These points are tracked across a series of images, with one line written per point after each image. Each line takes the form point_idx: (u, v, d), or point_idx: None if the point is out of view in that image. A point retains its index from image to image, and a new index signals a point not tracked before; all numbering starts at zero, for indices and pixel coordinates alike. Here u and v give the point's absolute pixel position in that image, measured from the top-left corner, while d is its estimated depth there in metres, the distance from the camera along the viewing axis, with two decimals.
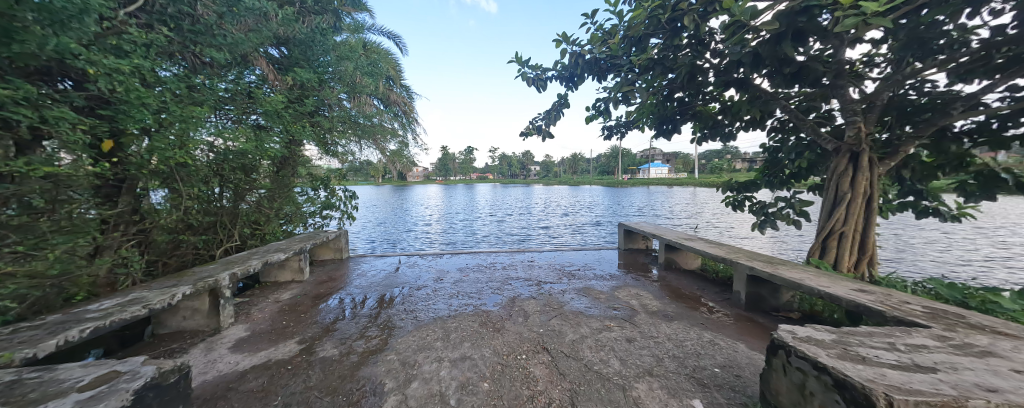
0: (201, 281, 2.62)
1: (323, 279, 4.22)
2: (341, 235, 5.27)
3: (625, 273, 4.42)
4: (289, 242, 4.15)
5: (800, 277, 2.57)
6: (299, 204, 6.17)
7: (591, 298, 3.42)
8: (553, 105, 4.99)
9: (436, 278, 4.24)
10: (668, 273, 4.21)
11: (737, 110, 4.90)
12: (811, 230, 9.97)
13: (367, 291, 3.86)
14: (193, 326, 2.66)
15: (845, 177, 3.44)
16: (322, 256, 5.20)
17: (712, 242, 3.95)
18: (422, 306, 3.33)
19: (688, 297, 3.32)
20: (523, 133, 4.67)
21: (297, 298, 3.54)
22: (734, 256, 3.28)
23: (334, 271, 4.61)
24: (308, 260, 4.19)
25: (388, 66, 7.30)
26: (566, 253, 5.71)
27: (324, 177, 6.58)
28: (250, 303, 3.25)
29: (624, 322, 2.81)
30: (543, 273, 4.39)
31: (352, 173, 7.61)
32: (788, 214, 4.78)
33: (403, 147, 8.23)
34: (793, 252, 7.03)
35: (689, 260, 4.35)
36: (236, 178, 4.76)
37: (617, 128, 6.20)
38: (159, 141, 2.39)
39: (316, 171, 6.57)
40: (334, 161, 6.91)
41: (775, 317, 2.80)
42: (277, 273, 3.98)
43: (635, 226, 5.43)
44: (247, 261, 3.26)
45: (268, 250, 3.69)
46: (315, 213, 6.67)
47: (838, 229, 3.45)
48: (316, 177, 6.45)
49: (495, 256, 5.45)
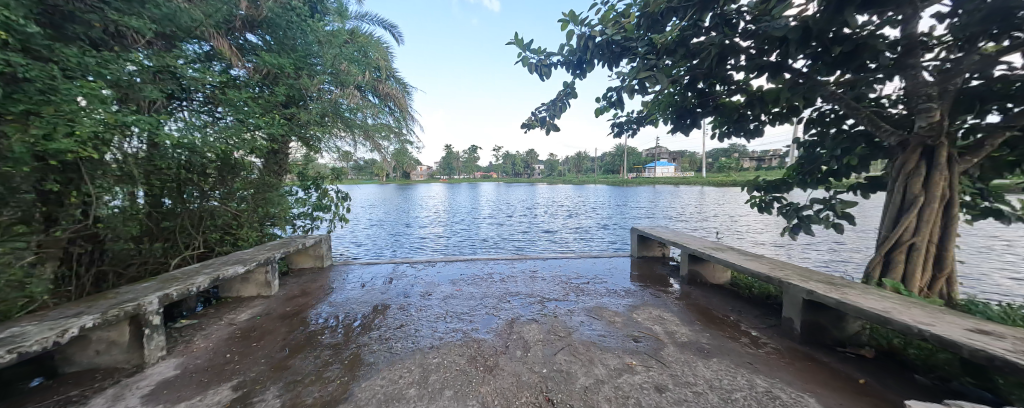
0: (117, 308, 2.09)
1: (294, 293, 3.69)
2: (322, 241, 4.76)
3: (641, 287, 3.83)
4: (254, 252, 3.61)
5: (884, 309, 1.94)
6: (286, 205, 5.68)
7: (605, 322, 2.83)
8: (559, 95, 4.40)
9: (423, 293, 3.69)
10: (692, 289, 3.61)
11: (769, 99, 4.28)
12: (840, 235, 9.22)
13: (341, 309, 3.30)
14: (109, 363, 2.14)
15: (918, 176, 2.80)
16: (300, 265, 4.69)
17: (747, 253, 3.34)
18: (402, 331, 2.77)
19: (722, 323, 2.72)
20: (524, 125, 4.09)
21: (257, 319, 3.00)
22: (780, 274, 2.67)
23: (310, 282, 4.09)
24: (277, 272, 3.68)
25: (380, 57, 6.80)
26: (573, 261, 5.13)
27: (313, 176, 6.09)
28: (195, 328, 2.72)
29: (649, 360, 2.22)
30: (547, 287, 3.81)
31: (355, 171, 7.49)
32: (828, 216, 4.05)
33: (404, 144, 7.77)
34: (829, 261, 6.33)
35: (716, 273, 3.73)
36: (203, 177, 4.25)
37: (630, 122, 5.59)
38: (40, 129, 1.82)
39: (304, 170, 6.06)
40: (337, 160, 6.75)
41: (842, 355, 2.18)
42: (240, 287, 3.49)
43: (650, 232, 4.83)
44: (191, 279, 2.72)
45: (223, 263, 3.15)
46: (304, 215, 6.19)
47: (907, 241, 2.82)
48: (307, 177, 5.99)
49: (494, 265, 4.90)
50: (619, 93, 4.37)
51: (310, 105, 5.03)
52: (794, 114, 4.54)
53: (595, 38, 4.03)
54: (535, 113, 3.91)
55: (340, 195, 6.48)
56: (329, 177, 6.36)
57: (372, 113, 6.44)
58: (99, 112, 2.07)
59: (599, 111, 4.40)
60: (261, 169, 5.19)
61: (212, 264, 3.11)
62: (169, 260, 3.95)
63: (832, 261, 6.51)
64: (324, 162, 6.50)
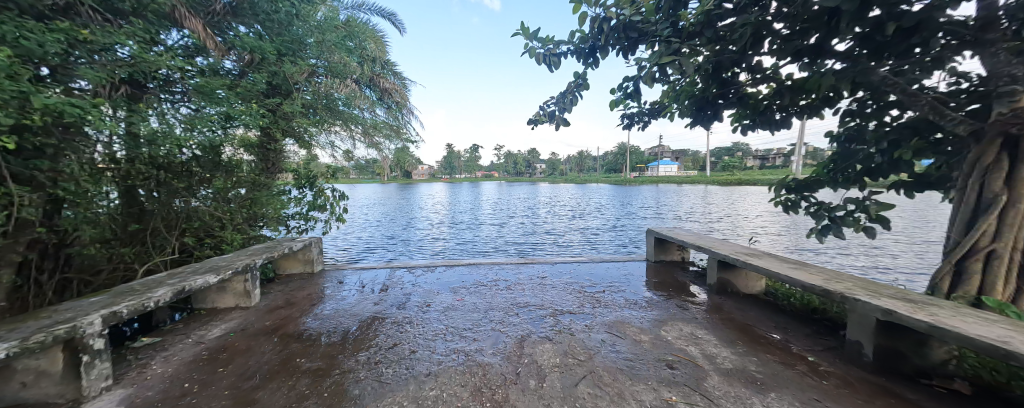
0: (41, 332, 1.70)
1: (278, 303, 3.32)
2: (311, 245, 4.39)
3: (663, 297, 3.42)
4: (232, 258, 3.24)
5: (1001, 337, 1.52)
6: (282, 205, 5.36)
7: (630, 342, 2.43)
8: (571, 85, 3.99)
9: (421, 304, 3.29)
10: (724, 299, 3.21)
11: (804, 87, 3.86)
12: (863, 237, 8.76)
13: (327, 324, 2.91)
14: (36, 397, 1.76)
15: (1000, 171, 2.38)
16: (288, 270, 4.32)
17: (789, 261, 2.92)
18: (395, 352, 2.36)
19: (771, 345, 2.30)
20: (531, 121, 3.69)
21: (230, 336, 2.62)
22: (840, 287, 2.25)
23: (298, 290, 3.71)
24: (258, 281, 3.30)
25: (378, 50, 6.40)
26: (584, 265, 4.73)
27: (309, 174, 5.73)
28: (154, 350, 2.33)
29: (692, 394, 1.81)
30: (559, 296, 3.42)
31: (359, 171, 7.26)
32: (859, 218, 3.51)
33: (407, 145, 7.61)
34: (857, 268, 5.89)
35: (750, 282, 3.32)
36: (182, 175, 3.87)
37: (644, 116, 5.16)
38: None
39: (298, 168, 5.72)
40: (341, 159, 6.54)
41: (929, 389, 1.76)
42: (215, 297, 3.12)
43: (669, 234, 4.43)
44: (150, 292, 2.34)
45: (193, 272, 2.77)
46: (301, 214, 5.87)
47: (987, 248, 2.40)
48: (302, 174, 5.64)
49: (498, 270, 4.51)
50: (638, 82, 3.95)
51: (301, 100, 4.65)
52: (828, 106, 4.06)
53: (611, 20, 3.57)
54: (544, 106, 3.51)
55: (337, 195, 6.11)
56: (325, 175, 5.98)
57: (370, 109, 6.05)
58: (18, 91, 1.68)
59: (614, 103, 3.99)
60: (250, 167, 4.83)
61: (181, 273, 2.74)
62: (141, 267, 3.56)
63: (861, 267, 6.06)
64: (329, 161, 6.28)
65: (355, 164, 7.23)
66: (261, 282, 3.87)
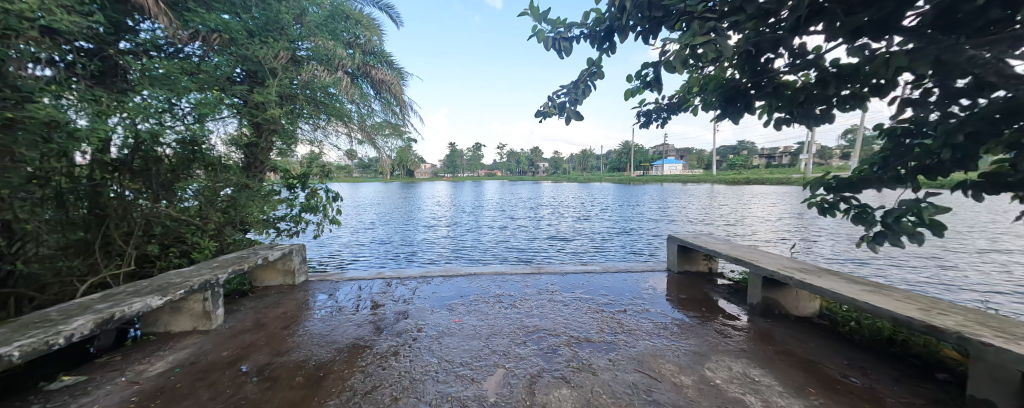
0: None
1: (245, 325, 2.83)
2: (291, 254, 3.90)
3: (697, 319, 2.89)
4: (189, 273, 2.76)
5: None
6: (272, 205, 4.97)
7: (671, 389, 1.89)
8: (582, 73, 3.36)
9: (410, 329, 2.78)
10: (772, 324, 2.68)
11: None
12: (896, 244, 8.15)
13: (296, 353, 2.41)
14: None
15: None
16: (265, 282, 3.85)
17: (858, 282, 2.38)
18: (371, 401, 1.84)
19: (860, 398, 1.76)
20: (539, 113, 3.17)
21: (174, 374, 2.13)
22: (953, 324, 1.70)
23: (272, 307, 3.23)
24: (220, 299, 2.82)
25: (373, 40, 5.96)
26: (599, 276, 4.20)
27: (300, 173, 5.28)
28: (69, 399, 1.84)
29: None
30: (574, 318, 2.90)
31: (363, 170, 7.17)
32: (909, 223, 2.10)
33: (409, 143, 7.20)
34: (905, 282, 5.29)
35: (801, 303, 2.78)
36: (144, 174, 3.40)
37: (662, 111, 4.60)
38: None
39: (292, 167, 5.34)
40: (345, 157, 6.40)
41: None
42: (168, 320, 2.64)
43: (696, 243, 3.89)
44: (63, 324, 1.84)
45: (131, 295, 2.28)
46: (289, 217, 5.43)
47: None
48: (291, 174, 5.21)
49: (501, 282, 4.00)
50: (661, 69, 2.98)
51: (284, 93, 4.19)
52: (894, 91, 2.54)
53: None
54: (554, 96, 2.99)
55: (330, 195, 5.64)
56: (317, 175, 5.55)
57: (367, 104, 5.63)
58: None
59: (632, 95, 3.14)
60: (233, 165, 4.38)
61: (116, 296, 2.25)
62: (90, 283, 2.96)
63: (907, 280, 5.48)
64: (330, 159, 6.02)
65: (360, 163, 6.98)
66: (231, 297, 3.40)
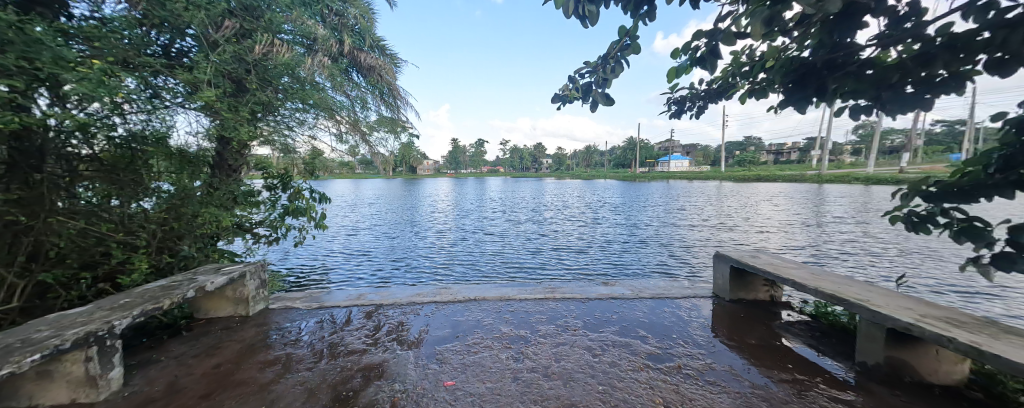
0: None
1: (152, 393, 2.01)
2: (244, 278, 3.10)
3: (783, 384, 2.03)
4: (66, 323, 1.92)
5: None
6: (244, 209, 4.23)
7: None
8: (611, 45, 1.99)
9: (381, 402, 1.92)
10: (910, 403, 1.78)
11: None
12: (960, 257, 7.22)
13: None
14: None
15: None
16: (211, 313, 3.07)
17: None
18: None
19: None
20: (556, 97, 2.35)
21: None
22: None
23: (203, 357, 2.41)
24: (112, 356, 1.98)
25: (361, 17, 5.09)
26: (633, 304, 3.36)
27: (280, 171, 4.52)
28: None
29: None
30: (615, 384, 2.06)
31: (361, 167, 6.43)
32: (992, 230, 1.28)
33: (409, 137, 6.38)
34: (1003, 312, 4.39)
35: (943, 366, 1.92)
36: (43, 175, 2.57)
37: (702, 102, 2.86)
38: None
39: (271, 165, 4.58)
40: (346, 154, 5.72)
41: None
42: (35, 390, 1.82)
43: (756, 268, 3.02)
44: None
45: None
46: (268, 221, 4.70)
47: None
48: (273, 173, 4.49)
49: (511, 314, 3.18)
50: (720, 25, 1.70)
51: (243, 75, 3.38)
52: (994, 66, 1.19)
53: None
54: (577, 75, 2.14)
55: (316, 196, 4.88)
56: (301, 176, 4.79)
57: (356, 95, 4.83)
58: None
59: (677, 70, 1.97)
60: (201, 163, 3.68)
61: None
62: None
63: (1005, 308, 4.56)
64: (332, 157, 5.40)
65: (360, 159, 6.29)
66: (157, 341, 2.61)
